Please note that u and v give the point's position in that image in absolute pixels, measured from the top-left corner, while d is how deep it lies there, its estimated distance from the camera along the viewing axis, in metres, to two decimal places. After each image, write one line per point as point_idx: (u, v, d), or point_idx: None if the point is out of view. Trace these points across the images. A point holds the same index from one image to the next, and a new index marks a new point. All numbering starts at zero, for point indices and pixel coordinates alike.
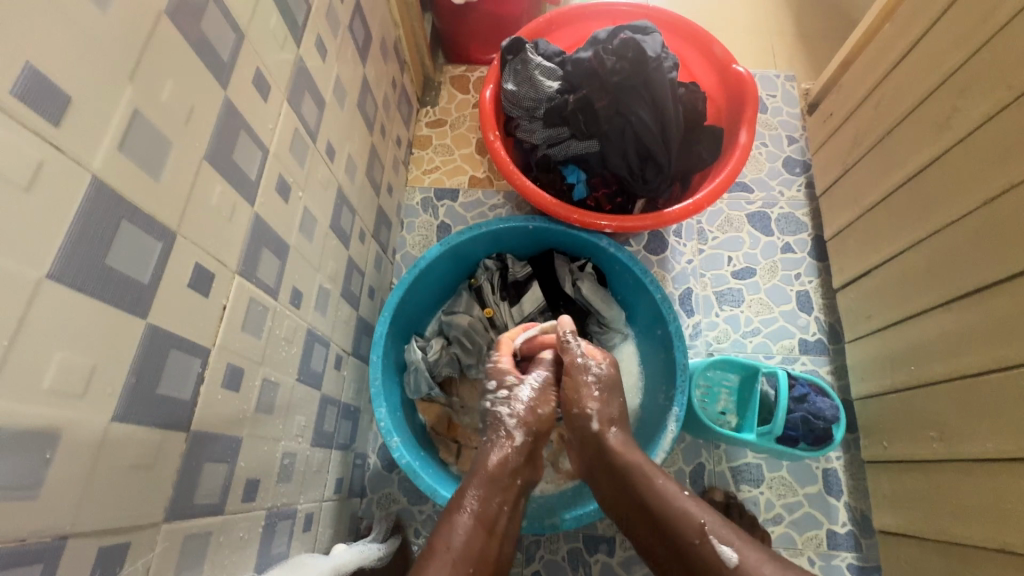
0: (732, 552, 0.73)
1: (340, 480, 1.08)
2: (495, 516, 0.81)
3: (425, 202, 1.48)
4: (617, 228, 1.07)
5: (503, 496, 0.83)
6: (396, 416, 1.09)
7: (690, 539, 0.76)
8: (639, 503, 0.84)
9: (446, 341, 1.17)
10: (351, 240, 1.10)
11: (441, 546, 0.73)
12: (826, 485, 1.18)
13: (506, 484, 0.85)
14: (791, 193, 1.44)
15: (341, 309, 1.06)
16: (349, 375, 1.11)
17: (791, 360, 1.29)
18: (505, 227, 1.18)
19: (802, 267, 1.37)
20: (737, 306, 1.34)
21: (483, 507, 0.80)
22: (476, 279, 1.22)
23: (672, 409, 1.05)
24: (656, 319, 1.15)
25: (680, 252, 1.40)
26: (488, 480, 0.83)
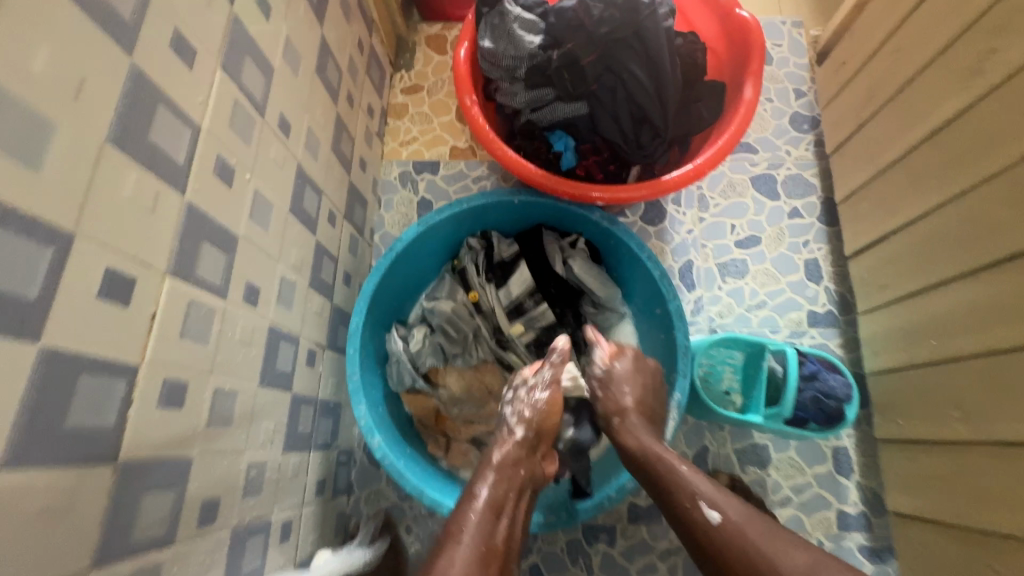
0: (718, 515, 0.72)
1: (321, 481, 1.02)
2: (505, 499, 0.78)
3: (403, 176, 1.37)
4: (610, 198, 0.97)
5: (510, 485, 0.80)
6: (377, 412, 1.02)
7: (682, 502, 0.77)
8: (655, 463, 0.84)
9: (430, 328, 1.09)
10: (319, 224, 1.01)
11: (456, 531, 0.70)
12: (836, 465, 1.12)
13: (513, 475, 0.82)
14: (798, 153, 1.34)
15: (311, 301, 0.97)
16: (325, 371, 1.03)
17: (799, 333, 1.21)
18: (489, 202, 1.08)
19: (810, 233, 1.28)
20: (741, 278, 1.26)
21: (493, 491, 0.78)
22: (460, 260, 1.13)
23: (675, 394, 0.98)
24: (654, 299, 1.06)
25: (680, 221, 1.30)
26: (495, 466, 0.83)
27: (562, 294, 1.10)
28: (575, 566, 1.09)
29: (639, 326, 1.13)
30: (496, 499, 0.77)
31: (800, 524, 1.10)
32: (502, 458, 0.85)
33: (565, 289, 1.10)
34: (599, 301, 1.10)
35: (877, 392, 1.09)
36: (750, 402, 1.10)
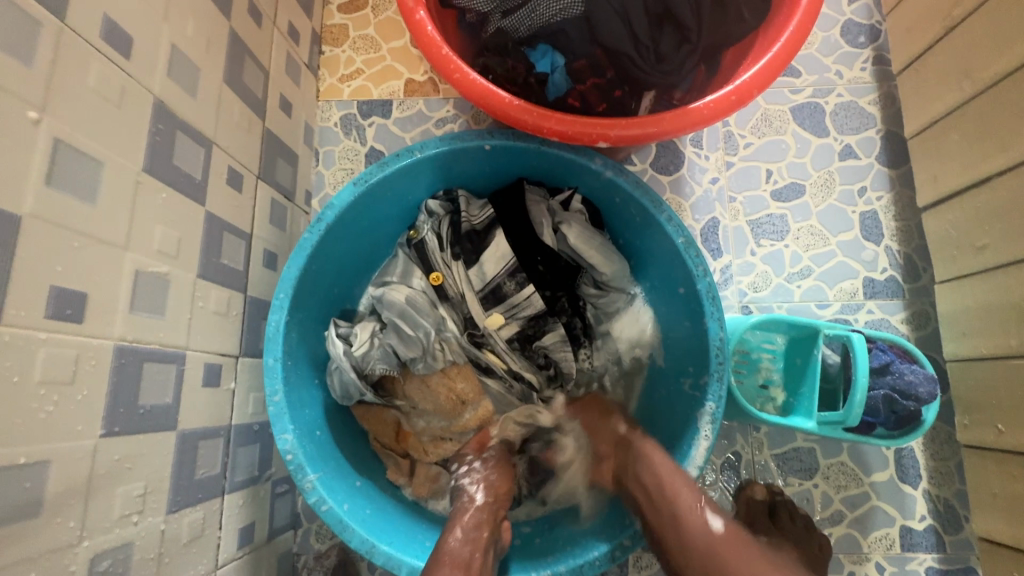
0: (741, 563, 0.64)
1: (250, 525, 0.79)
2: (474, 559, 0.67)
3: (347, 121, 1.06)
4: (618, 138, 0.67)
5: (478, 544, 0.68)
6: (313, 439, 0.77)
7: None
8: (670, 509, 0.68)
9: (379, 323, 0.82)
10: (212, 191, 0.72)
11: None
12: (899, 471, 0.90)
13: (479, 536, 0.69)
14: (853, 75, 1.03)
15: (207, 298, 0.70)
16: (242, 386, 0.77)
17: (853, 308, 0.96)
18: (450, 150, 0.80)
19: (867, 179, 1.00)
20: (780, 239, 0.99)
21: (460, 549, 0.67)
22: (418, 230, 0.85)
23: (706, 403, 0.74)
24: (676, 274, 0.80)
25: (701, 169, 1.02)
26: (462, 522, 0.70)
27: (554, 272, 0.81)
28: None
29: (655, 309, 0.87)
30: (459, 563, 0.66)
31: (854, 543, 0.89)
32: (471, 515, 0.72)
33: (556, 267, 0.81)
34: (602, 280, 0.84)
35: (965, 381, 0.86)
36: (798, 400, 0.86)
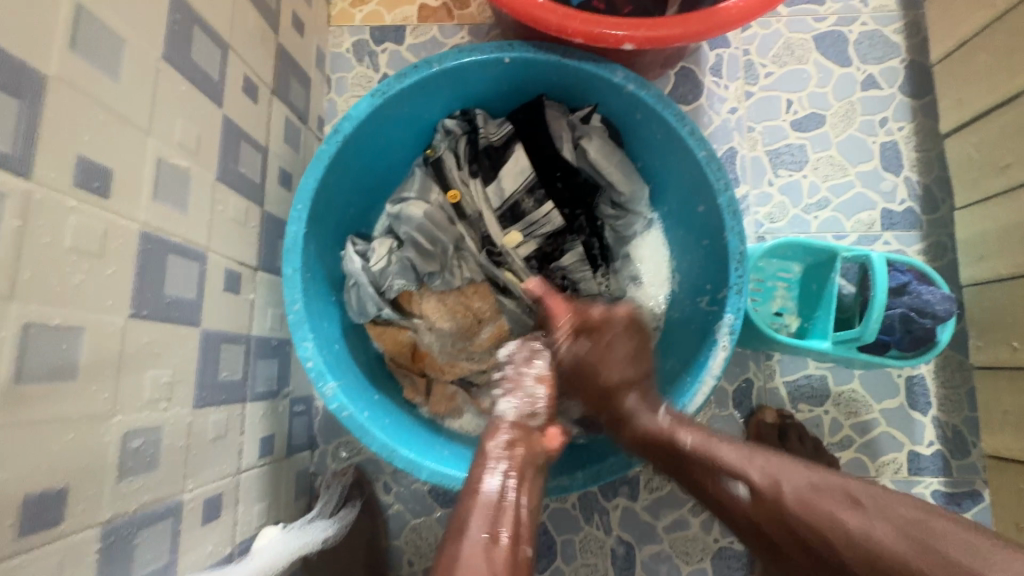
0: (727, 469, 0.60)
1: (270, 438, 0.80)
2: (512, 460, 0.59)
3: (359, 48, 1.04)
4: (645, 40, 0.67)
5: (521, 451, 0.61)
6: (331, 351, 0.77)
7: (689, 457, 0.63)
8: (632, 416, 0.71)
9: (396, 241, 0.82)
10: (229, 96, 0.71)
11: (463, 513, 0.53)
12: (909, 398, 0.91)
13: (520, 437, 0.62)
14: (878, 2, 1.00)
15: (226, 204, 0.70)
16: (260, 299, 0.78)
17: (869, 239, 0.96)
18: (469, 62, 0.78)
19: (889, 109, 0.98)
20: (799, 169, 0.98)
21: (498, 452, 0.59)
22: (435, 149, 0.84)
23: (725, 316, 0.74)
24: (695, 192, 0.79)
25: (720, 98, 1.00)
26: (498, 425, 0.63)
27: (573, 189, 0.81)
28: (590, 525, 0.90)
29: (672, 232, 0.86)
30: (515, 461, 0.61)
31: (862, 468, 0.91)
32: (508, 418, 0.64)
33: (575, 183, 0.81)
34: (621, 199, 0.83)
35: (982, 305, 0.89)
36: (813, 324, 0.87)
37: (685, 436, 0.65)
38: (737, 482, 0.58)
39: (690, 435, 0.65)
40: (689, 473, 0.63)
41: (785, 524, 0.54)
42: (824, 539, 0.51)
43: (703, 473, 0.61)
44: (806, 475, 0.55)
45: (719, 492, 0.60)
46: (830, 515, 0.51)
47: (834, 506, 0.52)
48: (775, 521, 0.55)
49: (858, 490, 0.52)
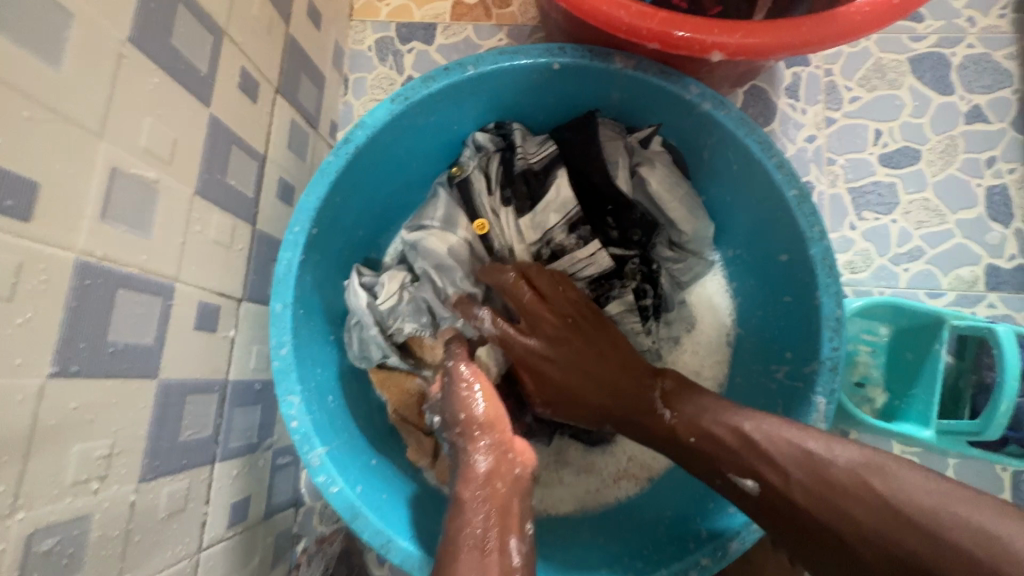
0: (753, 483, 0.51)
1: (246, 500, 0.66)
2: None
3: (383, 46, 0.91)
4: (737, 49, 0.52)
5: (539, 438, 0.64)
6: (322, 406, 0.64)
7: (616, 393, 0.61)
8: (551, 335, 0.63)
9: (411, 274, 0.70)
10: (221, 92, 0.59)
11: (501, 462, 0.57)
12: (1016, 497, 0.76)
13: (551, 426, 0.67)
14: (988, 23, 0.86)
15: (207, 224, 0.57)
16: (242, 335, 0.65)
17: (970, 299, 0.81)
18: (510, 67, 0.64)
19: (998, 146, 0.83)
20: (887, 212, 0.83)
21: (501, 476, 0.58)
22: (462, 166, 0.72)
23: (818, 399, 0.59)
24: (775, 239, 0.65)
25: (797, 124, 0.86)
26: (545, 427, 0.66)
27: (627, 229, 0.68)
28: None
29: (741, 281, 0.73)
30: (494, 460, 0.57)
31: None
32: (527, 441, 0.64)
33: (629, 220, 0.68)
34: (681, 241, 0.70)
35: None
36: (908, 404, 0.71)
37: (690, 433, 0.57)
38: (745, 477, 0.52)
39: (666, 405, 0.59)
40: (701, 464, 0.56)
41: (795, 517, 0.48)
42: (837, 535, 0.45)
43: (711, 469, 0.55)
44: (859, 492, 0.45)
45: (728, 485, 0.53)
46: (850, 513, 0.45)
47: (854, 504, 0.45)
48: (785, 515, 0.49)
49: (910, 501, 0.43)
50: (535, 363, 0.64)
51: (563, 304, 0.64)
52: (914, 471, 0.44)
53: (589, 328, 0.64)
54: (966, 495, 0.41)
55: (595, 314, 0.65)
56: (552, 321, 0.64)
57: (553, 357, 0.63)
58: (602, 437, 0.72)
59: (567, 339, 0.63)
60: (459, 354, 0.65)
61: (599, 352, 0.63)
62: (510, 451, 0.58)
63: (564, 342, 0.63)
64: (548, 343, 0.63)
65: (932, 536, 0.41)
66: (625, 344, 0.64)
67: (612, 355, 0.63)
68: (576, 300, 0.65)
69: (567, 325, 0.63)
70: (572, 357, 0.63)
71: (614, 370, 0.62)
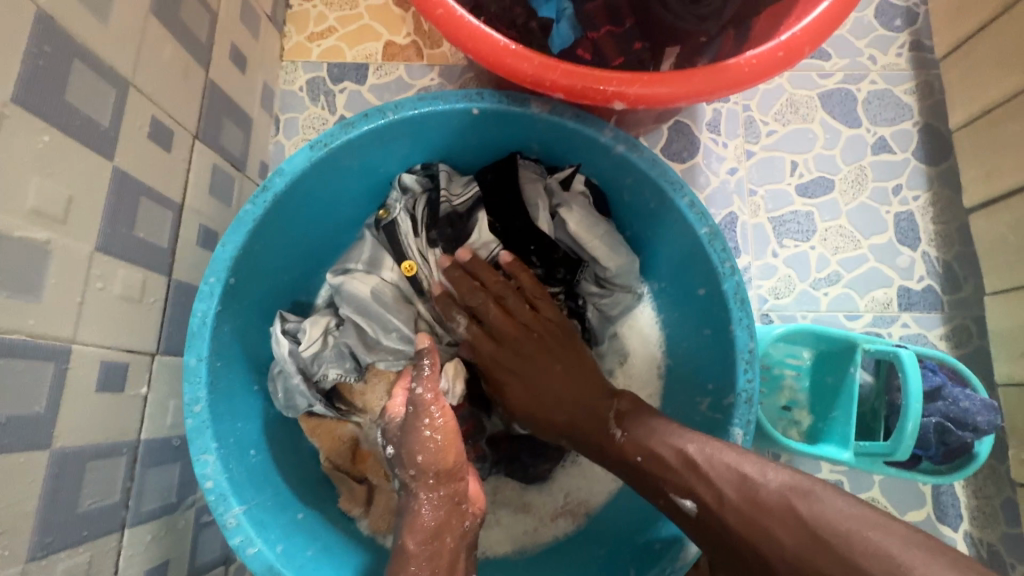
0: (692, 504, 0.52)
1: (164, 564, 0.63)
2: None
3: (315, 86, 0.91)
4: (637, 99, 0.54)
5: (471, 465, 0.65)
6: (242, 462, 0.62)
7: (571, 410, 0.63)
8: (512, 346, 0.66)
9: (336, 318, 0.69)
10: (127, 144, 0.57)
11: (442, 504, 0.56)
12: (937, 510, 0.79)
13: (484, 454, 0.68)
14: (888, 60, 0.91)
15: (112, 280, 0.55)
16: (156, 391, 0.62)
17: (886, 320, 0.85)
18: (429, 112, 0.65)
19: (903, 174, 0.89)
20: (805, 239, 0.87)
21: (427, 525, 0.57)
22: (388, 209, 0.71)
23: (736, 430, 0.60)
24: (694, 273, 0.67)
25: (719, 157, 0.89)
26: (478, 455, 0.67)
27: (551, 266, 0.70)
28: None
29: (668, 313, 0.74)
30: (446, 512, 0.56)
31: None
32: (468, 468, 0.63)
33: (552, 259, 0.69)
34: (606, 277, 0.71)
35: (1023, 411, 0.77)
36: (830, 426, 0.73)
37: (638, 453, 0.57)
38: (685, 497, 0.52)
39: (621, 425, 0.60)
40: (648, 485, 0.56)
41: (726, 538, 0.49)
42: (756, 553, 0.46)
43: (653, 488, 0.55)
44: (784, 517, 0.46)
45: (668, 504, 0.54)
46: (775, 534, 0.46)
47: (778, 526, 0.46)
48: (719, 536, 0.49)
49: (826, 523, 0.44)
50: (498, 374, 0.67)
51: (530, 317, 0.67)
52: (837, 496, 0.46)
53: (555, 345, 0.66)
54: (856, 529, 0.43)
55: (564, 332, 0.67)
56: (514, 332, 0.67)
57: (521, 366, 0.66)
58: (540, 474, 0.73)
59: (530, 350, 0.66)
60: (429, 381, 0.61)
61: (559, 367, 0.65)
62: (464, 501, 0.57)
63: (523, 355, 0.66)
64: (512, 351, 0.66)
65: (847, 564, 0.42)
66: (588, 364, 0.66)
67: (574, 372, 0.65)
68: (545, 317, 0.67)
69: (533, 338, 0.66)
70: (535, 369, 0.66)
71: (574, 386, 0.64)
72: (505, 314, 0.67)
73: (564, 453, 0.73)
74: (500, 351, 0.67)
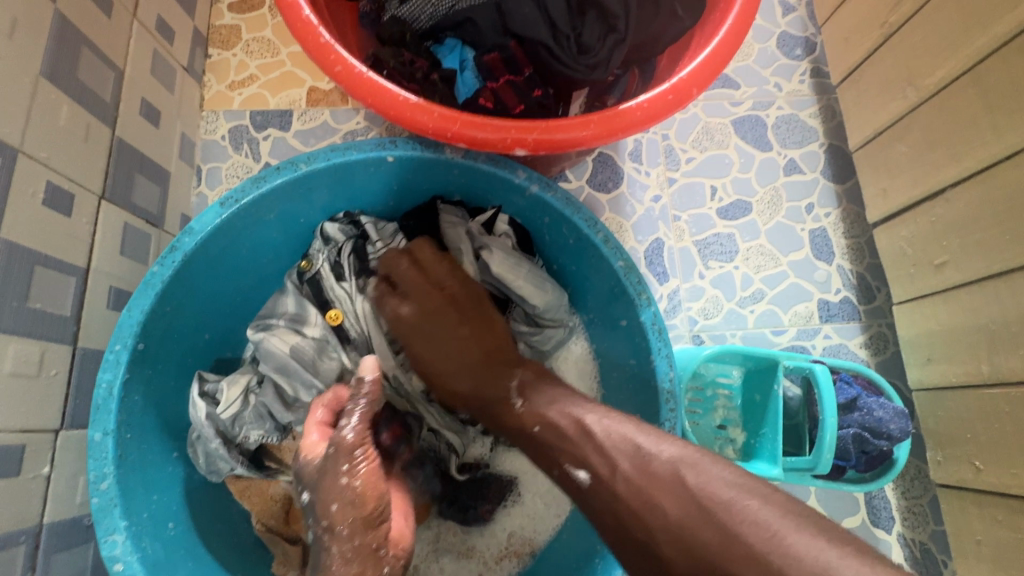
0: (586, 474, 0.50)
1: None
2: None
3: (237, 134, 0.90)
4: (537, 144, 0.56)
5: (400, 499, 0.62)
6: (158, 539, 0.59)
7: (481, 377, 0.61)
8: (417, 310, 0.64)
9: (258, 375, 0.68)
10: (16, 215, 0.55)
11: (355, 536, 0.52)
12: (871, 514, 0.82)
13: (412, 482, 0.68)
14: (792, 87, 0.97)
15: (1, 359, 0.53)
16: (59, 469, 0.59)
17: (809, 333, 0.88)
18: (344, 163, 0.65)
19: (814, 193, 0.94)
20: (729, 260, 0.90)
21: None
22: (311, 260, 0.70)
23: None
24: (616, 305, 0.69)
25: (642, 185, 0.92)
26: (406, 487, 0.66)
27: None
28: None
29: (598, 344, 0.76)
30: (360, 561, 0.51)
31: None
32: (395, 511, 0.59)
33: None
34: (535, 315, 0.72)
35: (935, 413, 0.82)
36: (760, 442, 0.75)
37: (535, 422, 0.56)
38: (579, 467, 0.51)
39: (522, 397, 0.58)
40: (541, 453, 0.55)
41: (616, 511, 0.48)
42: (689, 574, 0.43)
43: (549, 459, 0.54)
44: (674, 492, 0.46)
45: (563, 476, 0.52)
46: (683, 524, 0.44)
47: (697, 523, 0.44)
48: (607, 508, 0.48)
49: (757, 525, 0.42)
50: (409, 338, 0.64)
51: (440, 274, 0.65)
52: (722, 466, 0.46)
53: (465, 307, 0.64)
54: None
55: (477, 295, 0.66)
56: (426, 295, 0.64)
57: (420, 323, 0.64)
58: (481, 517, 0.71)
59: (445, 314, 0.64)
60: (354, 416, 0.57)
61: (471, 330, 0.63)
62: (382, 546, 0.53)
63: (433, 322, 0.64)
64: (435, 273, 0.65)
65: None
66: (501, 327, 0.65)
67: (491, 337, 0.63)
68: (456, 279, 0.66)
69: (442, 298, 0.64)
70: (439, 325, 0.64)
71: (481, 353, 0.62)
72: (417, 277, 0.65)
73: (505, 492, 0.73)
74: (406, 318, 0.64)
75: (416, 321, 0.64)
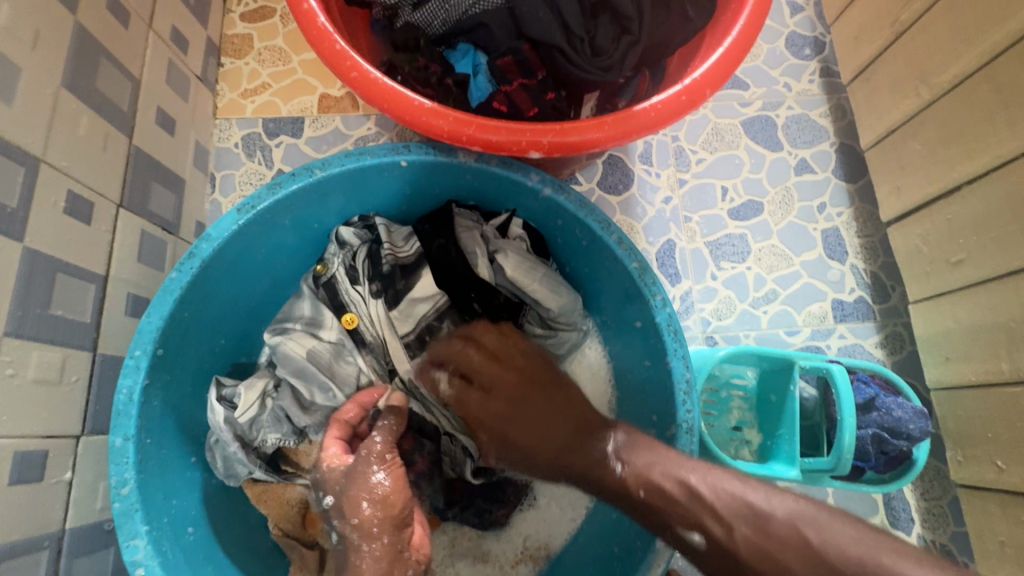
0: (701, 536, 0.49)
1: None
2: None
3: (251, 142, 0.91)
4: (551, 147, 0.56)
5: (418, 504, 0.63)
6: (177, 543, 0.59)
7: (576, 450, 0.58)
8: (495, 394, 0.62)
9: (274, 379, 0.68)
10: (38, 223, 0.56)
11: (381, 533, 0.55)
12: (890, 516, 0.81)
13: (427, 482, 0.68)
14: (802, 86, 0.97)
15: (25, 365, 0.53)
16: (81, 474, 0.59)
17: (823, 333, 0.88)
18: (358, 168, 0.65)
19: (826, 193, 0.93)
20: (742, 260, 0.90)
21: None
22: (326, 264, 0.71)
23: None
24: (630, 307, 0.69)
25: (653, 187, 0.92)
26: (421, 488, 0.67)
27: (494, 313, 0.70)
28: None
29: (612, 345, 0.75)
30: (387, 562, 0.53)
31: None
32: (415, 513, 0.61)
33: (494, 305, 0.70)
34: (550, 318, 0.71)
35: (954, 412, 0.81)
36: (777, 443, 0.75)
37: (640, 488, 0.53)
38: (694, 530, 0.50)
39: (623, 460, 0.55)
40: (654, 519, 0.52)
41: (739, 573, 0.47)
42: None
43: (660, 524, 0.52)
44: (797, 547, 0.45)
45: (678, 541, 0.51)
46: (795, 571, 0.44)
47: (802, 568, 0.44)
48: (730, 570, 0.47)
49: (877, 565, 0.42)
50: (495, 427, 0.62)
51: (513, 357, 0.63)
52: (843, 522, 0.45)
53: (544, 381, 0.62)
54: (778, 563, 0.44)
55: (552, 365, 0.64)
56: (502, 375, 0.63)
57: (507, 412, 0.61)
58: (497, 520, 0.71)
59: (528, 394, 0.61)
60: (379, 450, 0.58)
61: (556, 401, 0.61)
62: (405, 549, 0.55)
63: (516, 402, 0.61)
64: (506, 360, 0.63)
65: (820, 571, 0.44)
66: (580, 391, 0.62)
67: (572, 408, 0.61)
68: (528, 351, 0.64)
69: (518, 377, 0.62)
70: (521, 406, 0.61)
71: (567, 423, 0.59)
72: (489, 362, 0.63)
73: (521, 496, 0.73)
74: (487, 406, 0.62)
75: (496, 408, 0.62)
